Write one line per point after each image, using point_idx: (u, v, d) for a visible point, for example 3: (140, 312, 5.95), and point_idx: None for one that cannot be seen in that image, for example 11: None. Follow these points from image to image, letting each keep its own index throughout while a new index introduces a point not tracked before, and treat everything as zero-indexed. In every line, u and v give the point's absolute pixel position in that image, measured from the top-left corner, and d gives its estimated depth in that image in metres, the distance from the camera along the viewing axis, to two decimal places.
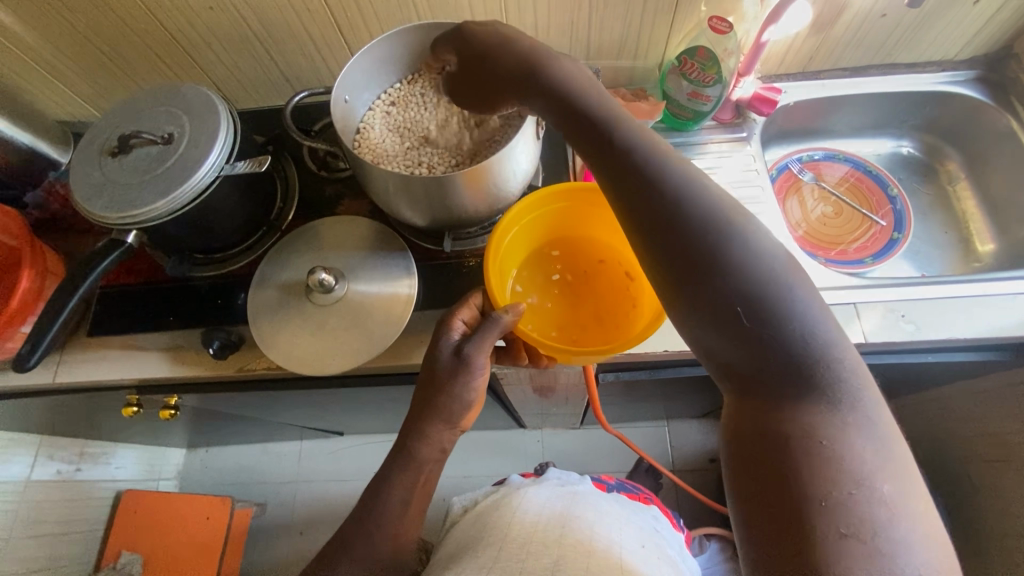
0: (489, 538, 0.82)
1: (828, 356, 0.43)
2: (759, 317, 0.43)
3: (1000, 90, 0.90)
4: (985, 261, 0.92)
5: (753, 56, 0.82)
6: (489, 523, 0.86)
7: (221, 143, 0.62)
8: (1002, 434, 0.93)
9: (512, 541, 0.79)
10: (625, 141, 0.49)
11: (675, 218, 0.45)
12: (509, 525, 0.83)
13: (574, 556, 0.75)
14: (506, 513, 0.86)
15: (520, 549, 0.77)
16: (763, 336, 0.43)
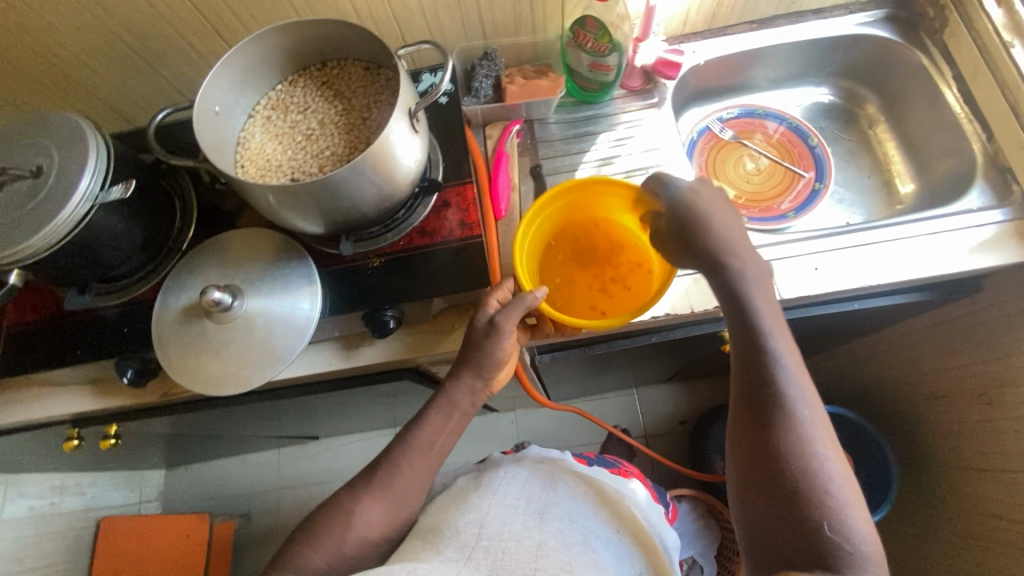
0: (465, 515, 0.66)
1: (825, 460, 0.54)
2: (782, 405, 0.56)
3: (909, 27, 0.89)
4: (907, 203, 0.92)
5: (648, 22, 0.82)
6: (459, 499, 0.71)
7: (90, 170, 0.60)
8: (942, 369, 0.94)
9: (491, 520, 0.64)
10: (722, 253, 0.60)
11: (740, 322, 0.59)
12: (486, 502, 0.68)
13: (559, 543, 0.62)
14: (479, 489, 0.71)
15: (499, 530, 0.63)
16: (785, 418, 0.55)
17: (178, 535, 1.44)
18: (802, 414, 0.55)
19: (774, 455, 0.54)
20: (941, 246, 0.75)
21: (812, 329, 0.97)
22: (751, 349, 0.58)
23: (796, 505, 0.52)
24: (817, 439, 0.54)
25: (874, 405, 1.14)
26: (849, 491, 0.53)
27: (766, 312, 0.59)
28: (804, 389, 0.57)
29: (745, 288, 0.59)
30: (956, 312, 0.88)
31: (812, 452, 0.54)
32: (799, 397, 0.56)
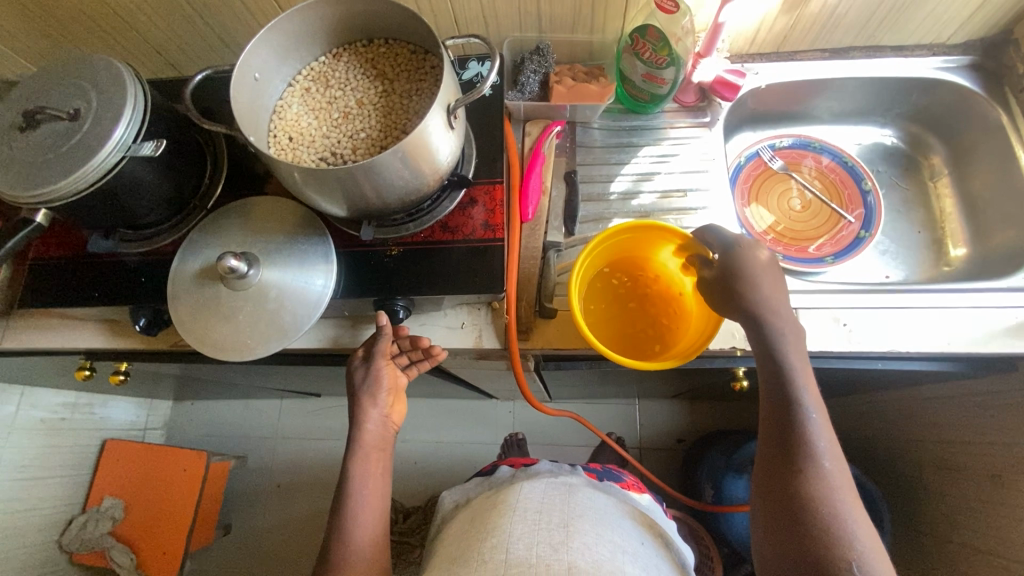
0: (489, 540, 0.64)
1: (849, 526, 0.51)
2: (807, 462, 0.54)
3: (994, 79, 0.83)
4: (955, 267, 0.86)
5: (713, 39, 0.77)
6: (479, 525, 0.69)
7: (125, 121, 0.60)
8: (958, 443, 0.90)
9: (517, 544, 0.62)
10: (763, 306, 0.60)
11: (773, 375, 0.59)
12: (508, 524, 0.65)
13: (590, 562, 0.59)
14: (498, 510, 0.69)
15: (527, 555, 0.61)
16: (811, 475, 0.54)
17: (178, 467, 1.46)
18: (831, 466, 0.54)
19: (797, 501, 0.53)
20: (981, 322, 0.71)
21: (830, 378, 0.93)
22: (781, 396, 0.58)
23: (817, 553, 0.50)
24: (844, 492, 0.53)
25: (879, 462, 1.10)
26: (874, 548, 0.51)
27: (799, 365, 0.59)
28: (832, 442, 0.56)
29: (780, 339, 0.59)
30: (985, 388, 0.84)
31: (838, 505, 0.52)
32: (827, 448, 0.55)
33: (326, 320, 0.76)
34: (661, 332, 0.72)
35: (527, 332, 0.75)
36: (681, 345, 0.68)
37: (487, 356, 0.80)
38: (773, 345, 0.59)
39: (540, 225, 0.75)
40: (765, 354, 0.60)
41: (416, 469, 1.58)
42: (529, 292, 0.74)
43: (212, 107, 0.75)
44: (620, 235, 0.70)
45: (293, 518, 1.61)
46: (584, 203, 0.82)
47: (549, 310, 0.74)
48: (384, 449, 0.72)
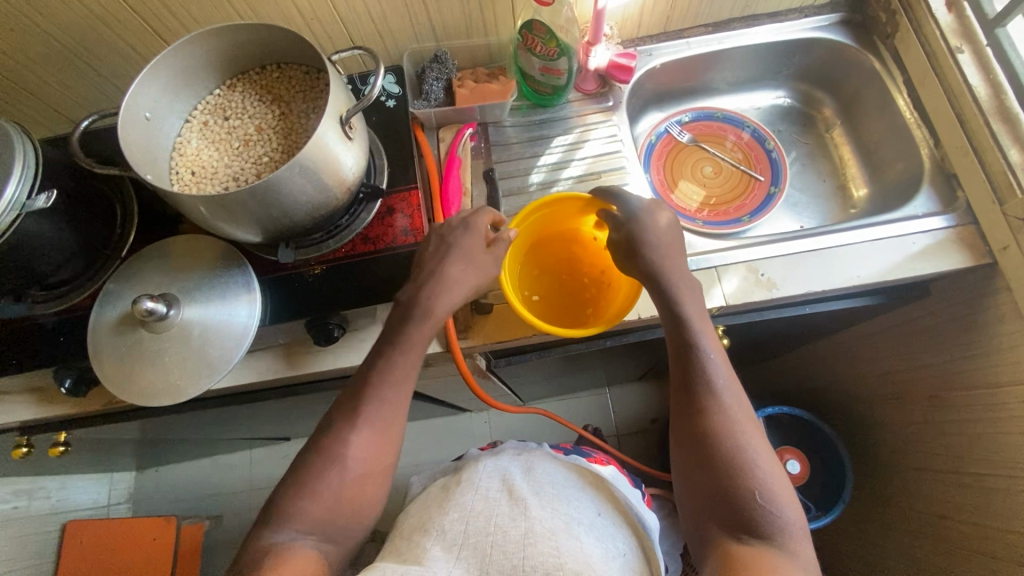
0: (449, 514, 0.66)
1: (754, 457, 0.54)
2: (711, 405, 0.57)
3: (863, 31, 0.90)
4: (860, 207, 0.93)
5: (598, 24, 0.79)
6: (439, 503, 0.70)
7: (15, 177, 0.58)
8: (895, 372, 0.95)
9: (476, 517, 0.63)
10: (659, 264, 0.61)
11: (675, 330, 0.60)
12: (466, 499, 0.67)
13: (547, 528, 0.60)
14: (460, 489, 0.71)
15: (485, 526, 0.62)
16: (716, 418, 0.56)
17: (145, 538, 1.42)
18: (730, 402, 0.57)
19: (706, 445, 0.55)
20: (886, 253, 0.76)
21: (771, 332, 0.97)
22: (681, 345, 0.60)
23: (726, 489, 0.53)
24: (745, 425, 0.56)
25: (833, 406, 1.14)
26: (775, 473, 0.54)
27: (697, 316, 0.60)
28: (732, 382, 0.58)
29: (676, 291, 0.60)
30: (907, 315, 0.89)
31: (740, 437, 0.55)
32: (727, 389, 0.58)
33: (264, 351, 0.75)
34: (596, 298, 0.73)
35: (465, 330, 0.76)
36: (609, 309, 0.70)
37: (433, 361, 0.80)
38: (669, 298, 0.60)
39: None
40: (664, 307, 0.61)
41: (400, 496, 1.55)
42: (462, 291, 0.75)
43: (116, 155, 0.74)
44: (537, 212, 0.71)
45: None
46: (505, 199, 0.84)
47: (484, 305, 0.75)
48: (413, 377, 0.63)
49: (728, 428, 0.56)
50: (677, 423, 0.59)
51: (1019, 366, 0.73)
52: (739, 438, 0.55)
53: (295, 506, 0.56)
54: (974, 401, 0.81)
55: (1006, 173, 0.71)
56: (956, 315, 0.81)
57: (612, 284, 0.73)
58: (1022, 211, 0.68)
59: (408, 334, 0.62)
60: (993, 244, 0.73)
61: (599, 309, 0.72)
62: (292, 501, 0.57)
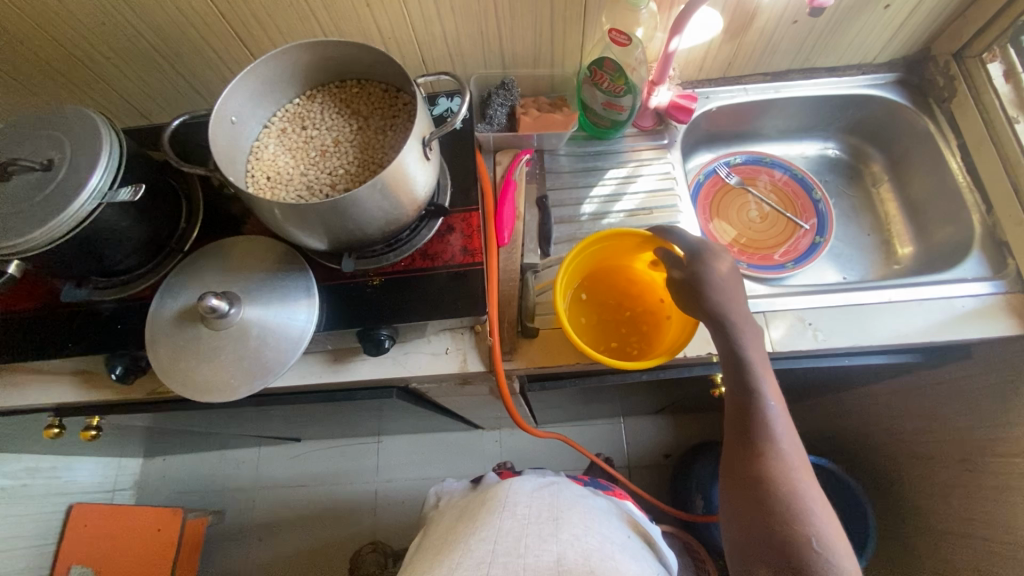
0: (478, 533, 0.63)
1: (810, 504, 0.54)
2: (769, 448, 0.57)
3: (919, 93, 0.92)
4: (904, 263, 0.93)
5: (665, 65, 0.81)
6: (466, 520, 0.68)
7: (100, 169, 0.60)
8: (929, 431, 0.94)
9: (505, 537, 0.62)
10: (724, 307, 0.62)
11: (736, 372, 0.61)
12: (497, 519, 0.65)
13: (579, 553, 0.60)
14: (487, 506, 0.68)
15: (514, 546, 0.61)
16: (773, 462, 0.56)
17: (150, 527, 1.39)
18: (787, 448, 0.58)
19: (762, 487, 0.55)
20: (935, 313, 0.76)
21: (806, 380, 0.96)
22: (740, 388, 0.61)
23: (781, 533, 0.53)
24: (801, 472, 0.56)
25: (858, 458, 1.13)
26: (832, 523, 0.54)
27: (758, 361, 0.61)
28: (789, 428, 0.59)
29: (739, 335, 0.62)
30: (948, 375, 0.89)
31: (797, 484, 0.55)
32: (785, 435, 0.58)
33: (310, 355, 0.76)
34: (648, 332, 0.74)
35: (511, 353, 0.76)
36: (662, 344, 0.71)
37: (473, 380, 0.81)
38: (731, 341, 0.62)
39: (516, 249, 0.78)
40: (726, 349, 0.62)
41: (406, 508, 1.53)
42: (511, 313, 0.76)
43: (188, 152, 0.76)
44: (594, 245, 0.73)
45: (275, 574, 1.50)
46: (556, 225, 0.85)
47: (532, 329, 0.76)
48: None
49: (785, 473, 0.56)
50: (731, 464, 0.59)
51: None
52: (796, 484, 0.55)
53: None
54: (1009, 470, 0.80)
55: None
56: (998, 380, 0.81)
57: (664, 319, 0.74)
58: None
59: None
60: None
61: (650, 343, 0.73)
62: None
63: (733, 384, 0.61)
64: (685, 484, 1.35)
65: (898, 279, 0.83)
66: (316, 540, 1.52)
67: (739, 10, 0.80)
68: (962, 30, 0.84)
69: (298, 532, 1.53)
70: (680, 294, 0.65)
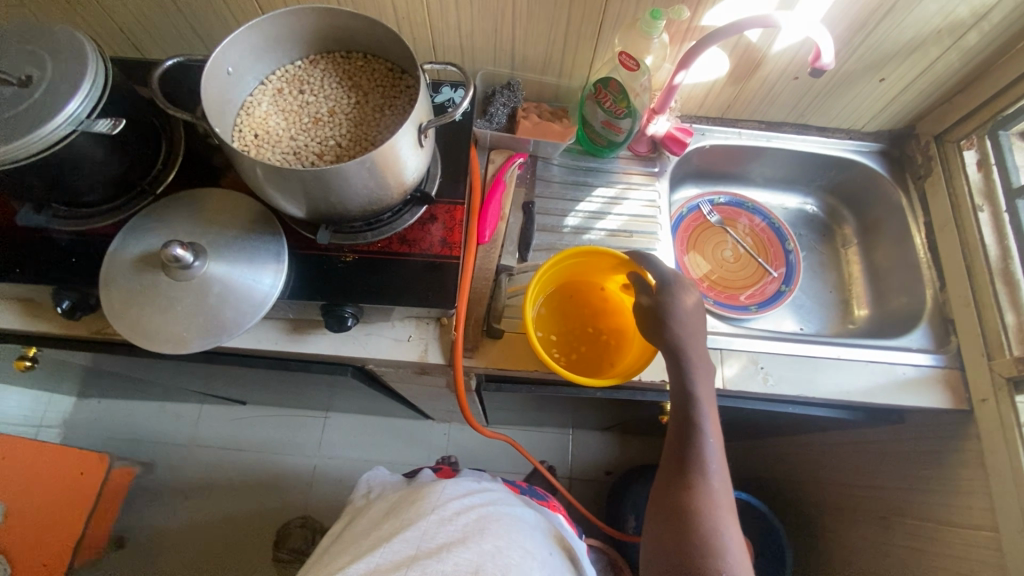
0: (402, 533, 0.63)
1: (726, 540, 0.56)
2: (699, 481, 0.59)
3: (898, 166, 0.96)
4: (858, 324, 0.98)
5: (667, 97, 0.82)
6: (393, 518, 0.67)
7: (81, 95, 0.57)
8: (855, 486, 0.99)
9: (428, 542, 0.61)
10: (683, 340, 0.64)
11: (683, 405, 0.63)
12: (423, 520, 0.64)
13: (498, 566, 0.60)
14: (416, 507, 0.67)
15: (437, 550, 0.60)
16: (701, 496, 0.58)
17: (73, 471, 1.33)
18: (716, 483, 0.60)
19: (685, 517, 0.57)
20: (879, 377, 0.80)
21: (750, 420, 1.00)
22: (683, 420, 0.63)
23: (694, 563, 0.54)
24: (724, 510, 0.58)
25: (787, 502, 1.18)
26: (743, 562, 0.55)
27: (705, 396, 0.64)
28: (722, 466, 0.61)
29: (692, 370, 0.64)
30: (879, 436, 0.94)
31: (718, 520, 0.57)
32: (716, 471, 0.60)
33: (271, 321, 0.75)
34: (607, 349, 0.76)
35: (472, 350, 0.76)
36: (620, 364, 0.73)
37: (430, 371, 0.81)
38: (685, 373, 0.64)
39: (495, 248, 0.80)
40: (677, 381, 0.64)
41: (342, 488, 1.51)
42: (479, 311, 0.76)
43: (177, 94, 0.74)
44: (570, 259, 0.74)
45: (196, 536, 1.46)
46: (538, 233, 0.86)
47: (497, 330, 0.76)
48: None
49: (710, 507, 0.57)
50: (661, 490, 0.61)
51: (971, 512, 0.77)
52: (717, 519, 0.57)
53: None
54: (919, 533, 0.85)
55: (1000, 334, 0.76)
56: (924, 448, 0.85)
57: (623, 339, 0.76)
58: (1010, 370, 0.74)
59: None
60: (973, 394, 0.78)
61: (608, 361, 0.75)
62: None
63: (678, 415, 0.63)
64: (621, 502, 1.37)
65: (851, 339, 0.87)
66: (246, 507, 1.49)
67: (746, 56, 0.82)
68: (947, 114, 0.88)
69: (228, 496, 1.50)
70: (645, 322, 0.67)
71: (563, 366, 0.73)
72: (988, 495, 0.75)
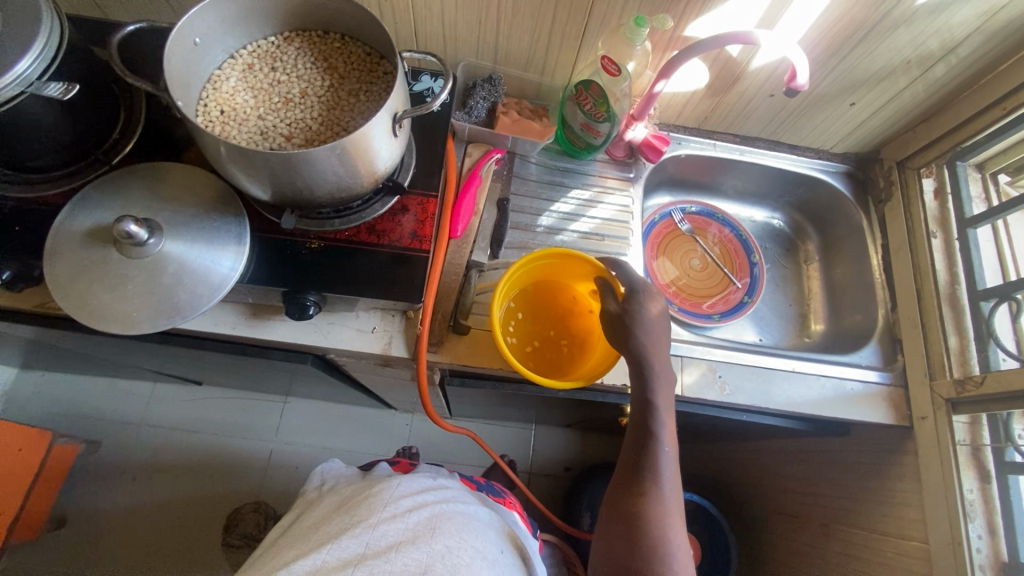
0: (351, 532, 0.62)
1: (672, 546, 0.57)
2: (651, 487, 0.61)
3: (862, 188, 0.99)
4: (814, 338, 1.01)
5: (646, 105, 0.83)
6: (345, 512, 0.67)
7: (33, 55, 0.54)
8: (799, 493, 1.03)
9: (377, 542, 0.61)
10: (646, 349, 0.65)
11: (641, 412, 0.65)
12: (374, 518, 0.64)
13: (447, 567, 0.60)
14: (367, 503, 0.67)
15: (386, 552, 0.60)
16: (651, 502, 0.60)
17: (11, 446, 1.22)
18: (667, 491, 0.61)
19: (635, 523, 0.58)
20: (829, 391, 0.83)
21: (706, 425, 1.03)
22: (641, 428, 0.64)
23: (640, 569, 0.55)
24: (673, 518, 0.60)
25: (734, 505, 1.22)
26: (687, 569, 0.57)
27: (664, 405, 0.65)
28: (674, 474, 0.63)
29: (653, 380, 0.65)
30: (825, 446, 0.98)
31: (666, 527, 0.58)
32: (668, 479, 0.62)
33: (230, 304, 0.72)
34: (571, 352, 0.77)
35: (437, 345, 0.76)
36: (584, 367, 0.74)
37: (393, 364, 0.80)
38: (645, 381, 0.65)
39: (467, 243, 0.79)
40: (638, 389, 0.65)
41: (299, 474, 1.48)
42: (446, 305, 0.76)
43: (139, 61, 0.70)
44: (543, 259, 0.74)
45: (141, 518, 1.41)
46: (511, 230, 0.86)
47: (462, 326, 0.76)
48: None
49: (659, 514, 0.59)
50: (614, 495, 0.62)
51: (903, 523, 0.82)
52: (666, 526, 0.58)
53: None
54: (856, 540, 0.89)
55: (943, 356, 0.80)
56: (865, 460, 0.90)
57: (588, 342, 0.77)
58: (949, 391, 0.78)
59: None
60: (914, 411, 0.82)
61: (570, 364, 0.75)
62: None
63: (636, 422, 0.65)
64: (577, 499, 1.40)
65: (807, 353, 0.90)
66: (196, 490, 1.44)
67: (726, 70, 0.84)
68: (910, 142, 0.92)
69: (178, 478, 1.45)
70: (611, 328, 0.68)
71: (528, 366, 0.74)
72: (921, 507, 0.79)
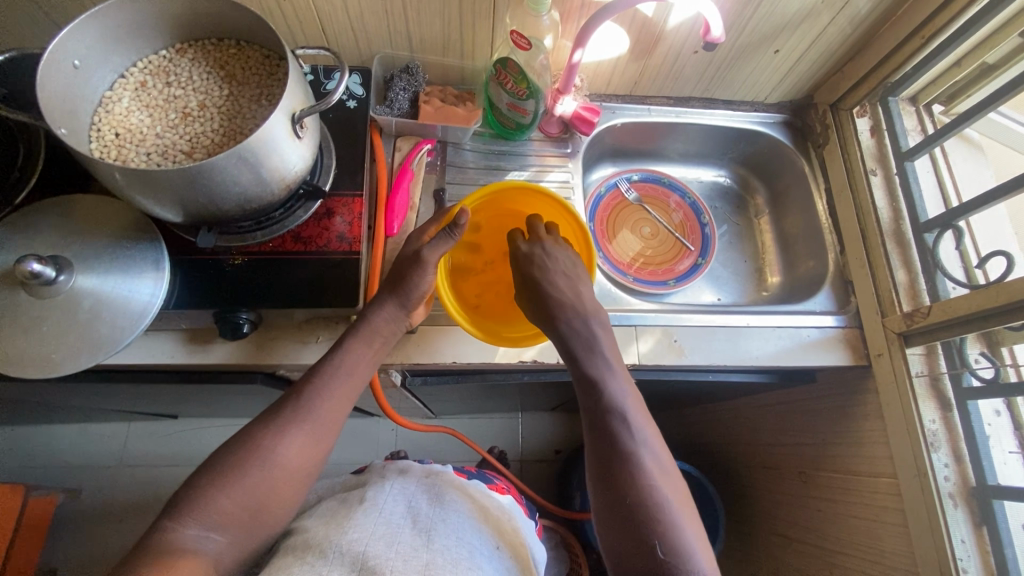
0: (348, 533, 0.61)
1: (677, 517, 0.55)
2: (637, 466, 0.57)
3: (801, 136, 0.99)
4: (771, 290, 1.02)
5: (569, 76, 0.81)
6: (336, 517, 0.65)
7: None
8: (775, 444, 1.04)
9: (375, 541, 0.60)
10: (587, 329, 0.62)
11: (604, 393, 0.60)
12: (368, 521, 0.63)
13: (448, 559, 0.59)
14: (356, 508, 0.66)
15: (384, 551, 0.59)
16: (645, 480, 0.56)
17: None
18: (655, 465, 0.58)
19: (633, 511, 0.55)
20: (787, 341, 0.83)
21: (677, 391, 1.03)
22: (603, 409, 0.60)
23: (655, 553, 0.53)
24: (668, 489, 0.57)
25: (718, 466, 1.23)
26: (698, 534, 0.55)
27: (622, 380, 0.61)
28: (658, 442, 0.60)
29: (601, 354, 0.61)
30: (795, 396, 0.98)
31: (665, 502, 0.56)
32: (653, 451, 0.59)
33: (164, 332, 0.70)
34: None
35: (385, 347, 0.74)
36: None
37: None
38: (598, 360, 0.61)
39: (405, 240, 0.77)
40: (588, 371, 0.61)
41: None
42: None
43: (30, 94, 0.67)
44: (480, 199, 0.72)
45: None
46: None
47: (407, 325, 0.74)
48: (337, 405, 0.62)
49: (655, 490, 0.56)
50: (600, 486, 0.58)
51: (874, 461, 0.82)
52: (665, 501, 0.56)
53: (204, 497, 0.54)
54: (831, 484, 0.90)
55: (893, 291, 0.81)
56: (832, 405, 0.90)
57: None
58: (899, 325, 0.78)
59: (328, 383, 0.62)
60: (870, 349, 0.83)
61: None
62: (201, 492, 0.55)
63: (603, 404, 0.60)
64: (569, 480, 1.40)
65: (763, 306, 0.89)
66: None
67: (645, 32, 0.82)
68: (839, 83, 0.92)
69: None
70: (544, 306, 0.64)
71: (471, 312, 0.74)
72: (887, 443, 0.80)
